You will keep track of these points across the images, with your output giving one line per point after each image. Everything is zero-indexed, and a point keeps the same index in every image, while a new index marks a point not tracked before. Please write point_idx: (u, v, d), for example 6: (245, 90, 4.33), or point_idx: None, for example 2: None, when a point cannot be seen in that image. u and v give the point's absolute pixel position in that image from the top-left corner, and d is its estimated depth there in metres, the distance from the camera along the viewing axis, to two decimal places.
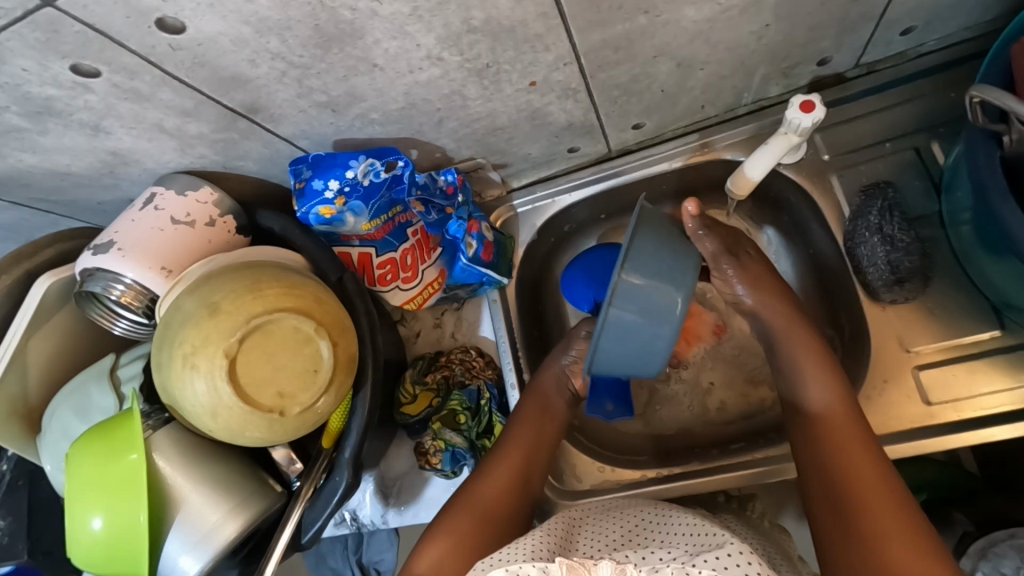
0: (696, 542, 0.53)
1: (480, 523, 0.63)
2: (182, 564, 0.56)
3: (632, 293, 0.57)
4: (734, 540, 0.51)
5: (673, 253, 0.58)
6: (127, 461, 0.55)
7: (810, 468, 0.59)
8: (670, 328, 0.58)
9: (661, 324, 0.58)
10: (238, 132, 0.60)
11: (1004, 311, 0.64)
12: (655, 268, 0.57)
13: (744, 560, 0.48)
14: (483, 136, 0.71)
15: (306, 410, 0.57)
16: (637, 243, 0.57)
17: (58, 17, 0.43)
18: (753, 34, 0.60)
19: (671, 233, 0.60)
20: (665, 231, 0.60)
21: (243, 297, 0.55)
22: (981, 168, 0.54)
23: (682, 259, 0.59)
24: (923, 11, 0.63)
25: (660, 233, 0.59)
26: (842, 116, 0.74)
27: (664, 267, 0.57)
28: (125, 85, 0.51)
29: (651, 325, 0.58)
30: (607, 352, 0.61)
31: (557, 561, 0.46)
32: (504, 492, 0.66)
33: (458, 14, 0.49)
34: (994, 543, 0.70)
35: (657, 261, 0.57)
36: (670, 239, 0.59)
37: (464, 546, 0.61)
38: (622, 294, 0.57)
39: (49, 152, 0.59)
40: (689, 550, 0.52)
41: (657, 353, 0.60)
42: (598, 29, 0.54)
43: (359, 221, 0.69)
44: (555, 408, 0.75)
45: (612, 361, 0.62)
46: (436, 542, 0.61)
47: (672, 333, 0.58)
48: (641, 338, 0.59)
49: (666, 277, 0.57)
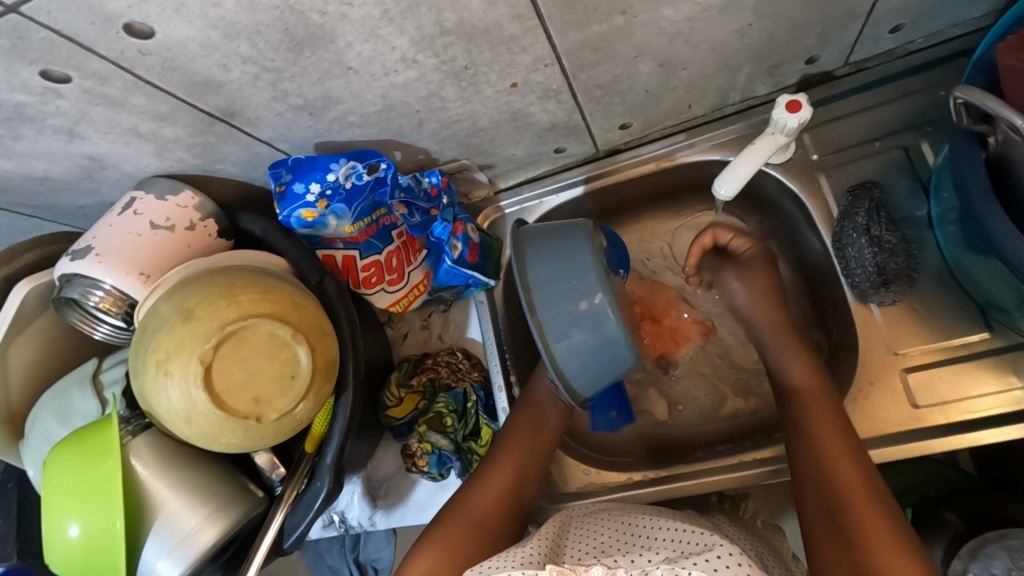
0: (686, 544, 0.53)
1: (467, 533, 0.63)
2: (160, 569, 0.56)
3: (551, 296, 0.61)
4: (726, 543, 0.51)
5: (566, 246, 0.63)
6: (105, 467, 0.56)
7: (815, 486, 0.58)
8: (614, 322, 0.60)
9: (601, 330, 0.60)
10: (215, 135, 0.60)
11: (988, 311, 0.63)
12: (560, 268, 0.62)
13: (734, 561, 0.48)
14: (466, 138, 0.70)
15: (284, 416, 0.57)
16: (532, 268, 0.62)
17: (23, 24, 0.43)
18: (735, 33, 0.59)
19: (548, 234, 0.64)
20: (552, 235, 0.64)
21: (217, 304, 0.55)
22: (965, 170, 0.53)
23: (574, 245, 0.63)
24: (910, 10, 0.62)
25: (544, 248, 0.63)
26: (828, 115, 0.73)
27: (569, 259, 0.62)
28: (96, 91, 0.51)
29: (591, 328, 0.61)
30: (587, 379, 0.62)
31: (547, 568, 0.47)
32: (494, 508, 0.66)
33: (430, 16, 0.49)
34: (986, 543, 0.68)
35: (553, 259, 0.62)
36: (554, 238, 0.63)
37: (454, 557, 0.60)
38: (541, 303, 0.61)
39: (25, 157, 0.59)
40: (678, 552, 0.52)
41: (615, 349, 0.61)
42: (576, 30, 0.54)
43: (341, 224, 0.68)
44: (548, 420, 0.75)
45: (597, 376, 0.63)
46: (425, 553, 0.61)
47: (619, 324, 0.60)
48: (594, 342, 0.61)
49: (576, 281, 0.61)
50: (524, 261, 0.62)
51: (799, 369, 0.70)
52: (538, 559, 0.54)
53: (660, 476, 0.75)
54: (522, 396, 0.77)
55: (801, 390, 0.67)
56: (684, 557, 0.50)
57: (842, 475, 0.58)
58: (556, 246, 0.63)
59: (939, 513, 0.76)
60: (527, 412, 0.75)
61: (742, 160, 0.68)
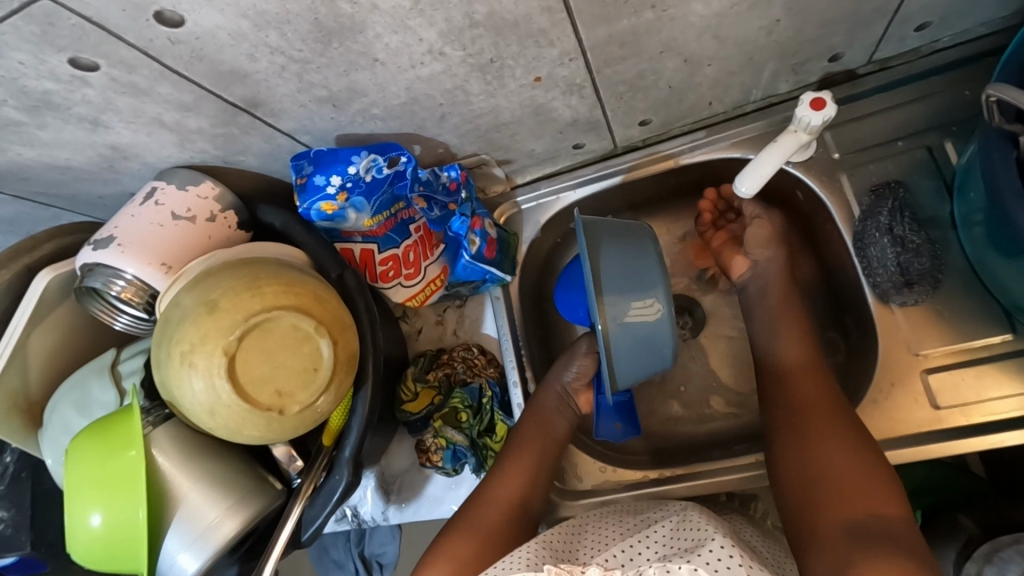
0: (682, 539, 0.54)
1: (480, 543, 0.62)
2: (181, 561, 0.56)
3: (619, 284, 0.61)
4: (718, 535, 0.52)
5: (631, 252, 0.64)
6: (127, 458, 0.55)
7: (804, 486, 0.57)
8: (666, 320, 0.63)
9: (655, 326, 0.62)
10: (238, 126, 0.60)
11: (1015, 314, 0.63)
12: (625, 265, 0.62)
13: (727, 553, 0.49)
14: (486, 133, 0.70)
15: (306, 409, 0.57)
16: (607, 259, 0.62)
17: (54, 10, 0.43)
18: (763, 29, 0.59)
19: (615, 233, 0.64)
20: (618, 232, 0.64)
21: (242, 295, 0.55)
22: (997, 170, 0.53)
23: (642, 254, 0.64)
24: (938, 7, 0.61)
25: (610, 247, 0.62)
26: (853, 114, 0.72)
27: (633, 265, 0.63)
28: (124, 79, 0.51)
29: (647, 324, 0.62)
30: (624, 369, 0.63)
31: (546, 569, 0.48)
32: (504, 514, 0.66)
33: (460, 8, 0.48)
34: (999, 547, 0.68)
35: (619, 255, 0.63)
36: (622, 242, 0.64)
37: (465, 568, 0.60)
38: (610, 288, 0.61)
39: (49, 146, 0.59)
40: (676, 548, 0.53)
41: (663, 350, 0.64)
42: (603, 24, 0.53)
43: (361, 217, 0.68)
44: (556, 428, 0.74)
45: (630, 370, 0.64)
46: (437, 564, 0.61)
47: (671, 321, 0.62)
48: (643, 331, 0.62)
49: (639, 278, 0.63)
50: (598, 247, 0.61)
51: (790, 342, 0.70)
52: (544, 560, 0.54)
53: (674, 475, 0.75)
54: (528, 407, 0.76)
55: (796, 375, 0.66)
56: (682, 553, 0.51)
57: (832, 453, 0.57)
58: (623, 247, 0.63)
59: (953, 516, 0.76)
60: (531, 419, 0.75)
61: (764, 157, 0.68)
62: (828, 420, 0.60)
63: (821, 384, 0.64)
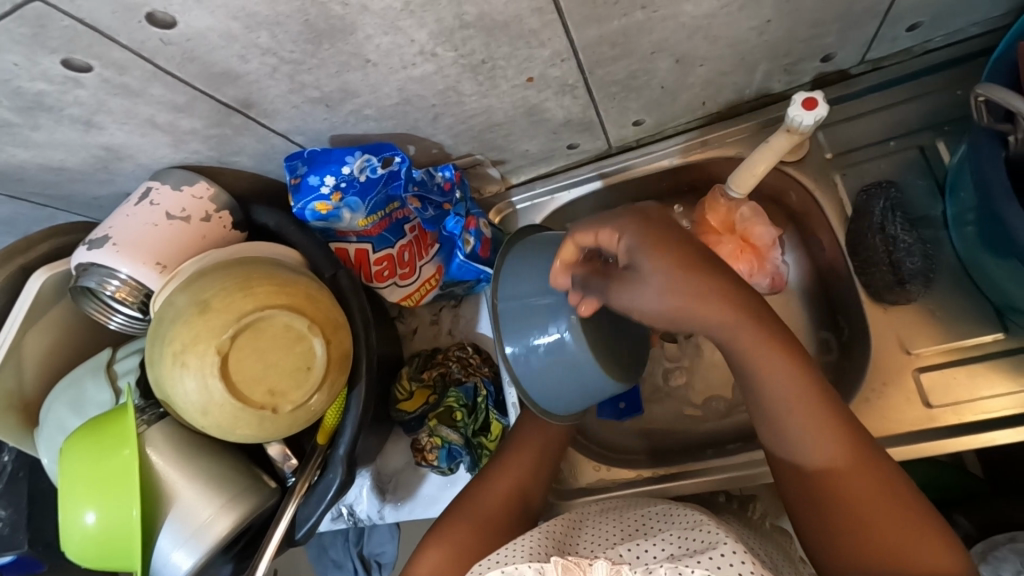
0: (693, 538, 0.52)
1: (477, 528, 0.63)
2: (175, 559, 0.57)
3: (513, 312, 0.61)
4: (729, 540, 0.50)
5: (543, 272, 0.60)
6: (121, 456, 0.56)
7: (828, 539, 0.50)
8: (583, 352, 0.58)
9: (573, 359, 0.58)
10: (232, 127, 0.60)
11: (1007, 314, 0.63)
12: (522, 288, 0.60)
13: (738, 560, 0.47)
14: (480, 133, 0.70)
15: (298, 407, 0.57)
16: (503, 280, 0.62)
17: (46, 12, 0.43)
18: (753, 30, 0.59)
19: (541, 248, 0.62)
20: (538, 248, 0.62)
21: (235, 295, 0.55)
22: (984, 168, 0.53)
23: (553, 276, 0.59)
24: (927, 7, 0.61)
25: (527, 261, 0.61)
26: (844, 114, 0.73)
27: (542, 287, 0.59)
28: (116, 81, 0.51)
29: (560, 359, 0.59)
30: (563, 398, 0.61)
31: (553, 561, 0.46)
32: (502, 504, 0.66)
33: (450, 9, 0.49)
34: (995, 546, 0.68)
35: (529, 267, 0.61)
36: (538, 259, 0.61)
37: (461, 553, 0.61)
38: (503, 305, 0.61)
39: (43, 147, 0.59)
40: (684, 548, 0.51)
41: (591, 377, 0.59)
42: (594, 24, 0.54)
43: (355, 217, 0.68)
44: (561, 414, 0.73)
45: (573, 398, 0.62)
46: (434, 548, 0.61)
47: (588, 353, 0.58)
48: (559, 365, 0.59)
49: (536, 311, 0.59)
50: (500, 264, 0.63)
51: (765, 361, 0.50)
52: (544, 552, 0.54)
53: (667, 473, 0.76)
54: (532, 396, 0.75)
55: (838, 478, 0.50)
56: (690, 554, 0.50)
57: (857, 492, 0.50)
58: (536, 266, 0.60)
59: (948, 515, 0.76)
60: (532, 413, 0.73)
61: (756, 157, 0.68)
62: (830, 440, 0.51)
63: (805, 390, 0.51)
